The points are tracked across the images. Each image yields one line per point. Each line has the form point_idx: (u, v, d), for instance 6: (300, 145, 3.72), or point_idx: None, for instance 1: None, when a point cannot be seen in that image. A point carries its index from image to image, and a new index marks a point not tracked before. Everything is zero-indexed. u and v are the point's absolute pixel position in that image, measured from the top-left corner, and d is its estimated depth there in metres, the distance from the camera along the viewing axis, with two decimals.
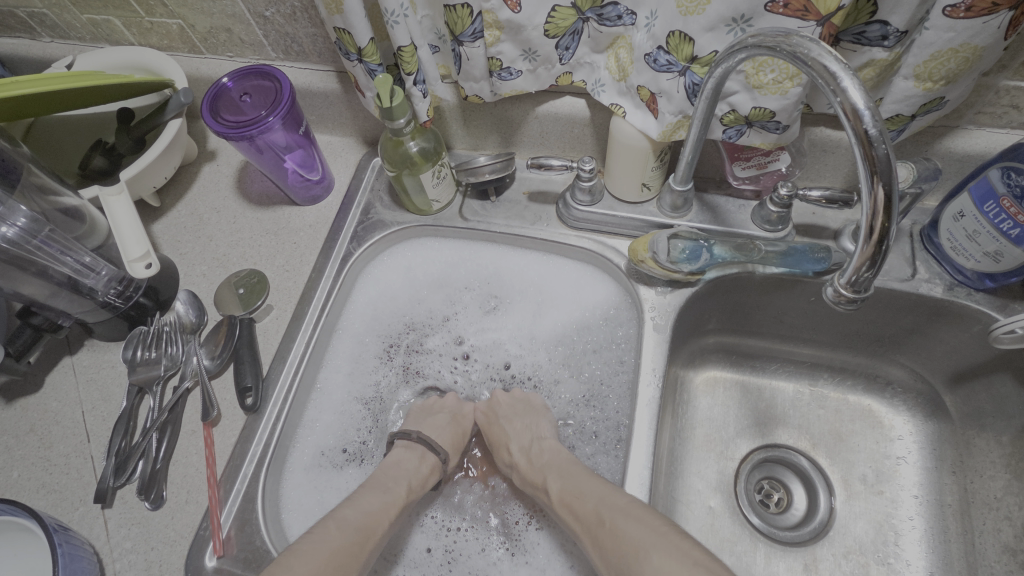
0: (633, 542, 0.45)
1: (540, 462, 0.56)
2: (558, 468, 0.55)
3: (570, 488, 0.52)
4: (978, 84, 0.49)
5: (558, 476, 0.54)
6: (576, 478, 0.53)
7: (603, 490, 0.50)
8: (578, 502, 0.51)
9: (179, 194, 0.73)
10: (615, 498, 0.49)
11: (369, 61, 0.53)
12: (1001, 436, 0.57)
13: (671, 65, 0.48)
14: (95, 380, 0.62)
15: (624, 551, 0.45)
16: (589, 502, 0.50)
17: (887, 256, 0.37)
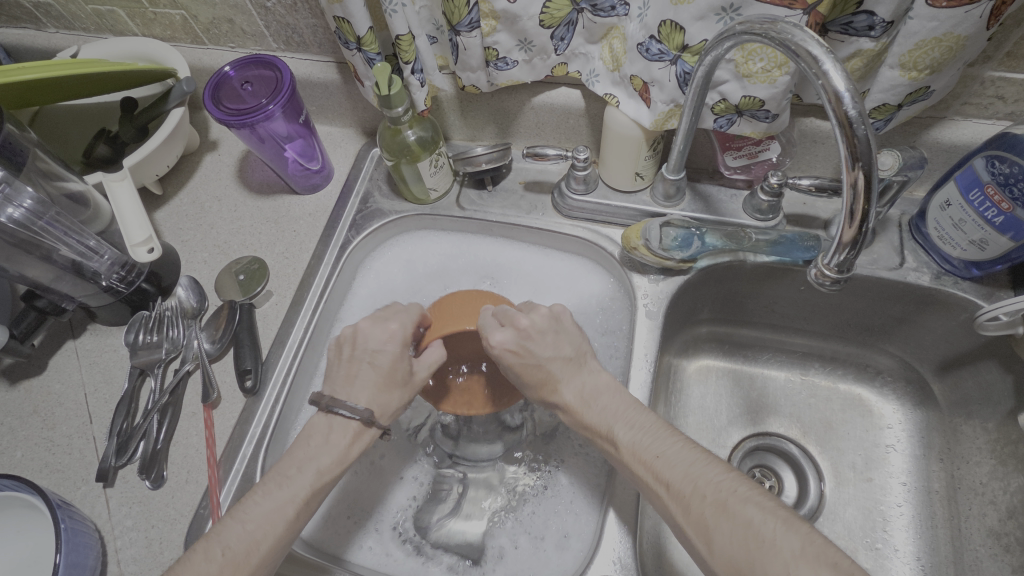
0: (726, 515, 0.41)
1: (600, 408, 0.51)
2: (621, 414, 0.50)
3: (640, 444, 0.47)
4: (964, 75, 0.50)
5: (624, 427, 0.49)
6: (646, 433, 0.48)
7: (680, 450, 0.46)
8: (647, 459, 0.46)
9: (181, 183, 0.74)
10: (692, 461, 0.45)
11: (369, 50, 0.55)
12: (986, 423, 0.58)
13: (662, 54, 0.49)
14: (98, 363, 0.63)
15: (710, 521, 0.41)
16: (664, 463, 0.45)
17: (868, 238, 0.38)
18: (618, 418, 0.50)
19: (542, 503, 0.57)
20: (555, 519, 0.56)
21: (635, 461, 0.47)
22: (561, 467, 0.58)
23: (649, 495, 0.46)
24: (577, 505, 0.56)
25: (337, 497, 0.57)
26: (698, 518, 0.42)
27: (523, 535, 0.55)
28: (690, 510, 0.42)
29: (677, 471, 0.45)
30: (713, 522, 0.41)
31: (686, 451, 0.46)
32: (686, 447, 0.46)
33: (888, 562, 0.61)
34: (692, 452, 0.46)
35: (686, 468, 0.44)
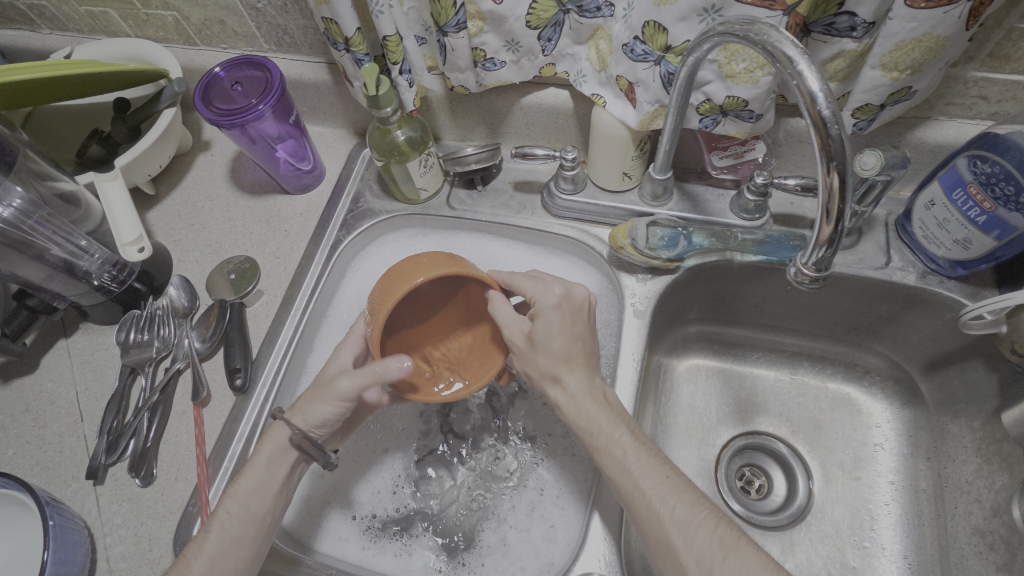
0: (721, 559, 0.41)
1: (605, 423, 0.50)
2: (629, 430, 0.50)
3: (643, 471, 0.47)
4: (948, 75, 0.50)
5: (627, 451, 0.48)
6: (649, 460, 0.48)
7: (678, 484, 0.46)
8: (646, 489, 0.46)
9: (174, 183, 0.75)
10: (690, 500, 0.45)
11: (357, 51, 0.55)
12: (972, 422, 0.58)
13: (646, 55, 0.49)
14: (89, 362, 0.63)
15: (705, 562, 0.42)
16: (665, 494, 0.45)
17: (844, 236, 0.39)
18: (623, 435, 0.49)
19: (528, 498, 0.57)
20: (541, 516, 0.56)
21: (633, 490, 0.46)
22: (547, 463, 0.59)
23: (637, 517, 0.46)
24: (563, 502, 0.56)
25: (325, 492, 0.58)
26: (694, 558, 0.42)
27: (509, 530, 0.56)
28: (688, 548, 0.43)
29: (674, 506, 0.45)
30: (709, 563, 0.41)
31: (687, 487, 0.46)
32: (686, 483, 0.46)
33: (875, 561, 0.61)
34: (689, 488, 0.46)
35: (685, 506, 0.44)
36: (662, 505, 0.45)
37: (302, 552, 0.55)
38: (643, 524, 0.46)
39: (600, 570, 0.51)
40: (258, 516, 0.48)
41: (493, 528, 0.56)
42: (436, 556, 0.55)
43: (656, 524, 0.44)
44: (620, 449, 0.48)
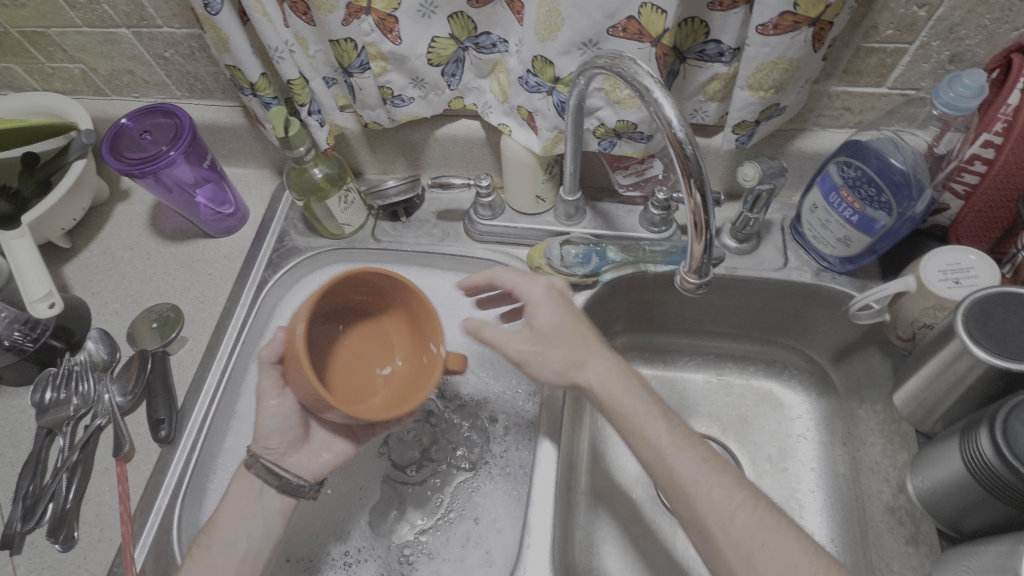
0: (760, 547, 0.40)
1: (636, 411, 0.48)
2: (655, 412, 0.48)
3: (678, 457, 0.45)
4: (814, 90, 0.55)
5: (659, 439, 0.47)
6: (681, 447, 0.46)
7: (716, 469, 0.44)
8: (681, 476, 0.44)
9: (91, 234, 0.73)
10: (724, 485, 0.43)
11: (263, 95, 0.56)
12: (875, 405, 0.62)
13: (539, 86, 0.52)
14: (3, 426, 0.61)
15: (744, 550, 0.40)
16: (699, 482, 0.44)
17: (716, 243, 0.42)
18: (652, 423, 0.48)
19: (464, 522, 0.58)
20: (475, 544, 0.57)
21: (669, 477, 0.45)
22: (483, 488, 0.60)
23: (674, 504, 0.45)
24: (499, 522, 0.58)
25: None
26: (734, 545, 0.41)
27: (443, 563, 0.56)
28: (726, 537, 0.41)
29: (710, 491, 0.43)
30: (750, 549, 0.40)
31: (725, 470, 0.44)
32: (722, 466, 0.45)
33: None
34: (725, 472, 0.44)
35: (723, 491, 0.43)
36: (701, 490, 0.43)
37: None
38: (685, 512, 0.44)
39: None
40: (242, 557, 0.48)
41: (433, 555, 0.57)
42: None
43: (695, 511, 0.43)
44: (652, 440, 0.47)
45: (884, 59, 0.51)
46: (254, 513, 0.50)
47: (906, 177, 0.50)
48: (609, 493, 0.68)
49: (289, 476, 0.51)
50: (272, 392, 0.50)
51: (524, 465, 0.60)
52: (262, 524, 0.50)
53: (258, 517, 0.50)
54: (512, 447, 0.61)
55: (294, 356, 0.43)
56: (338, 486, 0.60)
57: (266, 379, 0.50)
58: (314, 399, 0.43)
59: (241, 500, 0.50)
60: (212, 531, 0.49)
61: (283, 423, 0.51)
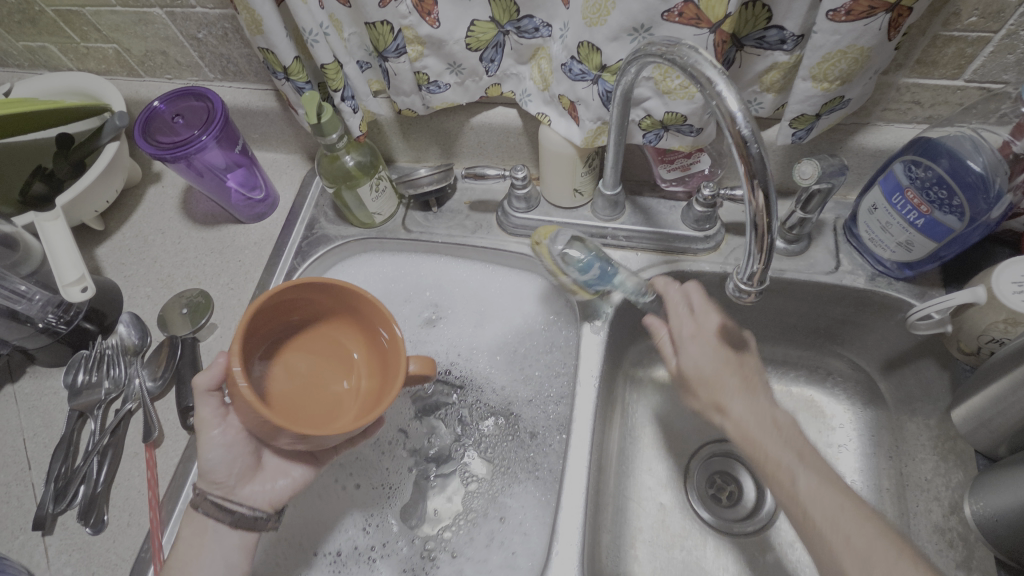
0: (842, 527, 0.42)
1: (741, 394, 0.52)
2: (790, 442, 0.49)
3: (761, 433, 0.49)
4: (881, 82, 0.51)
5: (750, 424, 0.50)
6: (770, 434, 0.49)
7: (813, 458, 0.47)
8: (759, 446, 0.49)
9: (124, 217, 0.73)
10: (857, 513, 0.43)
11: (296, 79, 0.55)
12: (928, 420, 0.58)
13: (584, 74, 0.49)
14: (37, 406, 0.61)
15: (816, 521, 0.43)
16: (777, 452, 0.48)
17: (776, 247, 0.39)
18: (751, 410, 0.51)
19: (488, 526, 0.57)
20: (500, 546, 0.55)
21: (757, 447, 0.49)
22: (510, 491, 0.58)
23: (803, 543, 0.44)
24: (526, 527, 0.56)
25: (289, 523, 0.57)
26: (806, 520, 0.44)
27: (466, 562, 0.55)
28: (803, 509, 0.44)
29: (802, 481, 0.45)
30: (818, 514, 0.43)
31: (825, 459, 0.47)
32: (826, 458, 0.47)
33: None
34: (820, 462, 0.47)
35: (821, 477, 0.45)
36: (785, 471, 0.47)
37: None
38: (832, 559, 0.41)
39: None
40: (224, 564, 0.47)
41: (453, 557, 0.56)
42: None
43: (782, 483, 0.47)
44: (738, 415, 0.51)
45: (964, 48, 0.46)
46: (214, 553, 0.47)
47: (982, 179, 0.46)
48: (637, 498, 0.66)
49: (243, 511, 0.49)
50: (214, 421, 0.49)
51: (552, 470, 0.59)
52: (221, 567, 0.47)
53: (218, 556, 0.47)
54: (543, 447, 0.60)
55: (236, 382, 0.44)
56: (362, 491, 0.59)
57: (213, 409, 0.49)
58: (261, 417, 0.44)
59: (196, 539, 0.47)
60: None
61: (228, 455, 0.49)
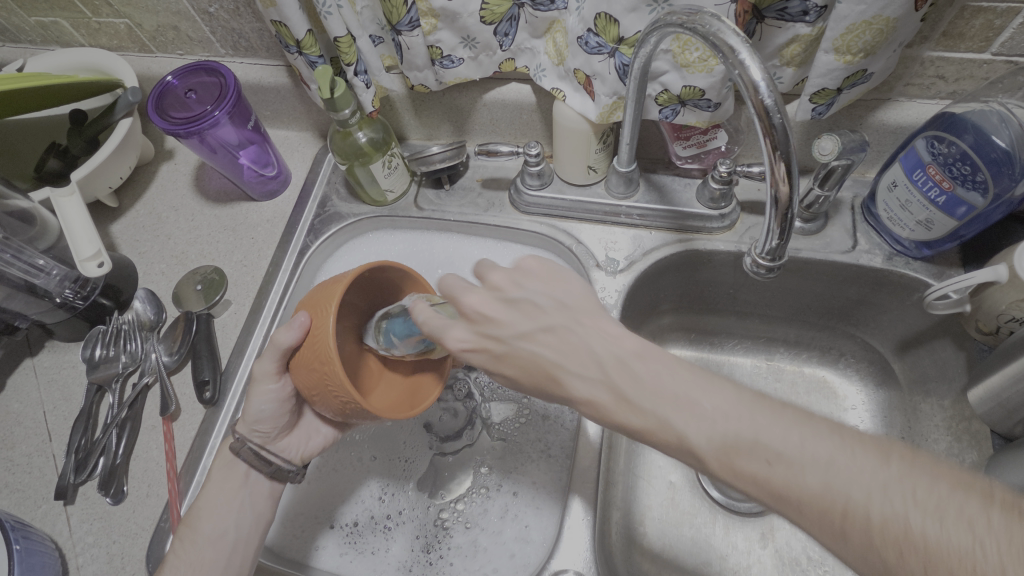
0: (758, 447, 0.32)
1: (579, 304, 0.38)
2: (629, 380, 0.35)
3: (593, 354, 0.36)
4: (904, 56, 0.50)
5: (588, 327, 0.37)
6: (613, 336, 0.36)
7: (646, 364, 0.35)
8: (578, 368, 0.36)
9: (137, 194, 0.74)
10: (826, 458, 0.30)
11: (309, 53, 0.54)
12: (943, 400, 0.58)
13: (601, 47, 0.48)
14: (56, 380, 0.62)
15: (741, 454, 0.32)
16: (574, 373, 0.36)
17: (794, 225, 0.41)
18: (551, 329, 0.37)
19: (500, 501, 0.57)
20: (513, 517, 0.56)
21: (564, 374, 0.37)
22: (522, 465, 0.59)
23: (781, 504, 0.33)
24: (537, 503, 0.57)
25: (305, 494, 0.58)
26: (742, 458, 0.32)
27: (479, 533, 0.56)
28: (727, 449, 0.33)
29: (587, 397, 0.37)
30: (751, 453, 0.32)
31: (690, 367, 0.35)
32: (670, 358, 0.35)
33: None
34: (694, 376, 0.35)
35: (658, 376, 0.35)
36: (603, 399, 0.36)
37: (296, 569, 0.54)
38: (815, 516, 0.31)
39: (576, 567, 0.51)
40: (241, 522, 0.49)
41: (465, 529, 0.56)
42: (408, 558, 0.55)
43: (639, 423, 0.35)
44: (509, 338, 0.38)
45: (992, 20, 0.45)
46: (244, 499, 0.50)
47: (1007, 155, 0.45)
48: (646, 475, 0.66)
49: (278, 462, 0.51)
50: (271, 380, 0.49)
51: (564, 446, 0.59)
52: (250, 513, 0.50)
53: (248, 503, 0.50)
54: (555, 424, 0.60)
55: (316, 339, 0.42)
56: (382, 460, 0.60)
57: (269, 367, 0.48)
58: (322, 381, 0.42)
59: (227, 485, 0.50)
60: (195, 524, 0.48)
61: (275, 410, 0.50)
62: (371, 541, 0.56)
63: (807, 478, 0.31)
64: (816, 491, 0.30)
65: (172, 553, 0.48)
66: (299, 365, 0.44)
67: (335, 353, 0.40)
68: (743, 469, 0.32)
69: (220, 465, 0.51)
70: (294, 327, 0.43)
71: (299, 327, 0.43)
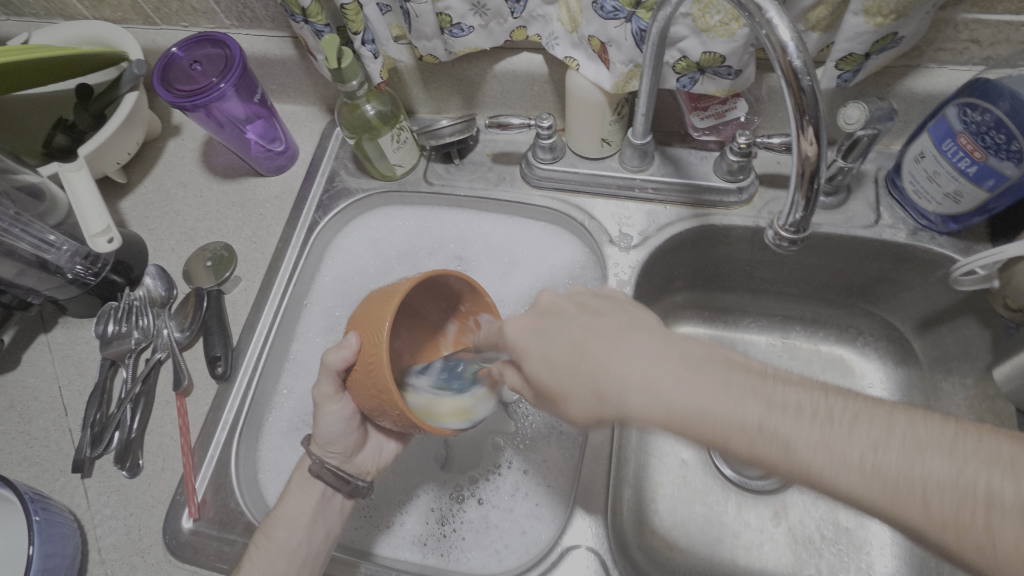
0: (931, 489, 0.26)
1: (637, 367, 0.30)
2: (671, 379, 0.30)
3: (681, 397, 0.29)
4: (937, 19, 0.47)
5: (660, 369, 0.30)
6: (703, 380, 0.29)
7: (760, 407, 0.29)
8: (712, 425, 0.29)
9: (146, 170, 0.73)
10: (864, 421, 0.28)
11: (315, 22, 0.53)
12: (965, 379, 0.57)
13: (617, 12, 0.47)
14: (71, 355, 0.63)
15: (907, 484, 0.26)
16: (573, 404, 0.33)
17: (818, 197, 0.42)
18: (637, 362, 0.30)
19: (511, 478, 0.57)
20: (525, 495, 0.56)
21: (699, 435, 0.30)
22: (535, 443, 0.59)
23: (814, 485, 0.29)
24: (550, 480, 0.56)
25: None
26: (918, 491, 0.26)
27: (491, 509, 0.56)
28: (884, 484, 0.27)
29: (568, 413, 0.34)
30: (918, 491, 0.26)
31: (789, 388, 0.29)
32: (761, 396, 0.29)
33: (868, 521, 0.60)
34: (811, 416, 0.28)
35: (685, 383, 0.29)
36: (750, 445, 0.28)
37: (360, 557, 0.54)
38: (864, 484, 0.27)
39: (589, 543, 0.51)
40: (297, 533, 0.49)
41: (476, 505, 0.56)
42: (423, 532, 0.55)
43: (805, 468, 0.28)
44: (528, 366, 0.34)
45: None
46: (318, 515, 0.50)
47: None
48: (657, 453, 0.66)
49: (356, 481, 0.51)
50: (330, 398, 0.49)
51: (577, 424, 0.59)
52: (321, 528, 0.50)
53: (321, 517, 0.50)
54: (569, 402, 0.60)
55: (371, 364, 0.41)
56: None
57: (326, 385, 0.48)
58: (382, 401, 0.41)
59: (305, 498, 0.50)
60: (271, 531, 0.49)
61: (345, 428, 0.50)
62: (385, 516, 0.57)
63: (996, 498, 0.25)
64: (1000, 509, 0.25)
65: (247, 561, 0.48)
66: (357, 387, 0.44)
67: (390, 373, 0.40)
68: (913, 501, 0.26)
69: (297, 475, 0.51)
70: (343, 352, 0.43)
71: (349, 350, 0.43)
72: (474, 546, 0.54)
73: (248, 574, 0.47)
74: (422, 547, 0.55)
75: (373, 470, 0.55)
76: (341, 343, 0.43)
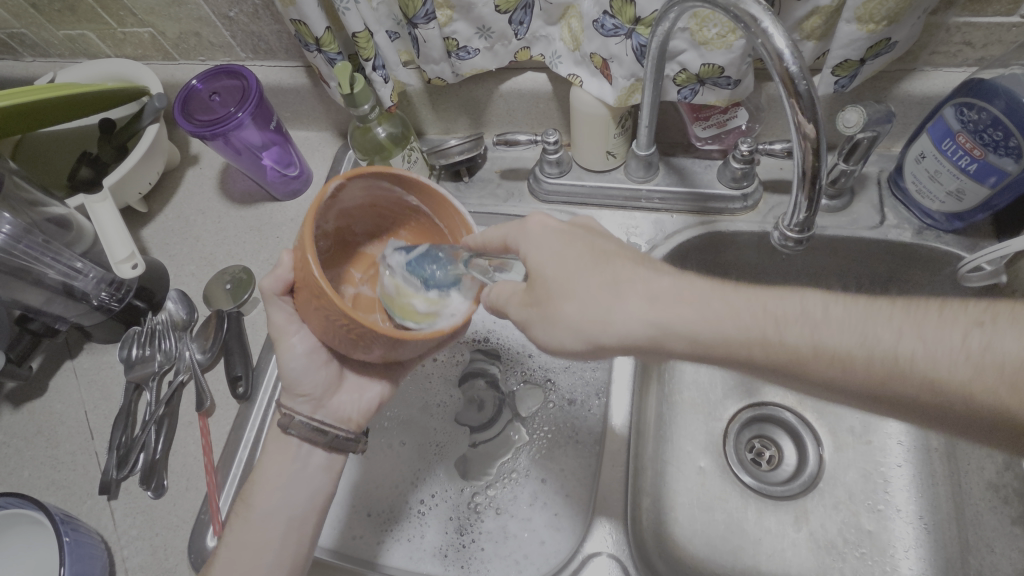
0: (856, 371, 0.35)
1: (772, 303, 0.37)
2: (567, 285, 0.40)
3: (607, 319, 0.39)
4: (928, 24, 0.49)
5: (762, 302, 0.38)
6: (771, 305, 0.37)
7: (827, 324, 0.36)
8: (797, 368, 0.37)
9: (165, 199, 0.76)
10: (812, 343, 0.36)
11: (328, 50, 0.55)
12: None
13: (617, 29, 0.48)
14: (96, 380, 0.64)
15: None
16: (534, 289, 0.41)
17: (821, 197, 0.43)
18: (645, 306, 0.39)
19: (529, 488, 0.58)
20: (543, 505, 0.56)
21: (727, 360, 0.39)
22: (552, 453, 0.59)
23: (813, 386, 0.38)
24: (567, 489, 0.57)
25: (351, 477, 0.59)
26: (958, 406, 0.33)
27: (510, 519, 0.56)
28: (979, 365, 0.32)
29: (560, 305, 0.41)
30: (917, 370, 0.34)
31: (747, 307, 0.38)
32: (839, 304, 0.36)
33: (890, 523, 0.59)
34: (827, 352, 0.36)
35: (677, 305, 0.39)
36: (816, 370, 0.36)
37: (369, 569, 0.54)
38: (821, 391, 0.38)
39: (608, 550, 0.52)
40: (268, 512, 0.48)
41: (494, 515, 0.57)
42: (443, 543, 0.56)
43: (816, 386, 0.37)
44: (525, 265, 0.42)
45: None
46: (296, 479, 0.50)
47: None
48: (673, 458, 0.64)
49: (334, 432, 0.51)
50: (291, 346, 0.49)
51: (592, 432, 0.59)
52: (306, 490, 0.50)
53: (302, 481, 0.50)
54: (592, 402, 0.61)
55: (313, 295, 0.38)
56: (420, 445, 0.61)
57: (279, 315, 0.48)
58: (345, 330, 0.38)
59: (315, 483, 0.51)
60: (251, 506, 0.49)
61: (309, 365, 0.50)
62: (403, 523, 0.57)
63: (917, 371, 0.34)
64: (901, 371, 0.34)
65: (228, 529, 0.49)
66: (313, 321, 0.41)
67: (338, 299, 0.36)
68: (992, 377, 0.32)
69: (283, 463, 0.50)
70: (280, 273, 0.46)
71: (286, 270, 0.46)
72: (494, 556, 0.55)
73: (228, 543, 0.48)
74: (443, 558, 0.55)
75: (357, 416, 0.54)
76: (274, 268, 0.47)
